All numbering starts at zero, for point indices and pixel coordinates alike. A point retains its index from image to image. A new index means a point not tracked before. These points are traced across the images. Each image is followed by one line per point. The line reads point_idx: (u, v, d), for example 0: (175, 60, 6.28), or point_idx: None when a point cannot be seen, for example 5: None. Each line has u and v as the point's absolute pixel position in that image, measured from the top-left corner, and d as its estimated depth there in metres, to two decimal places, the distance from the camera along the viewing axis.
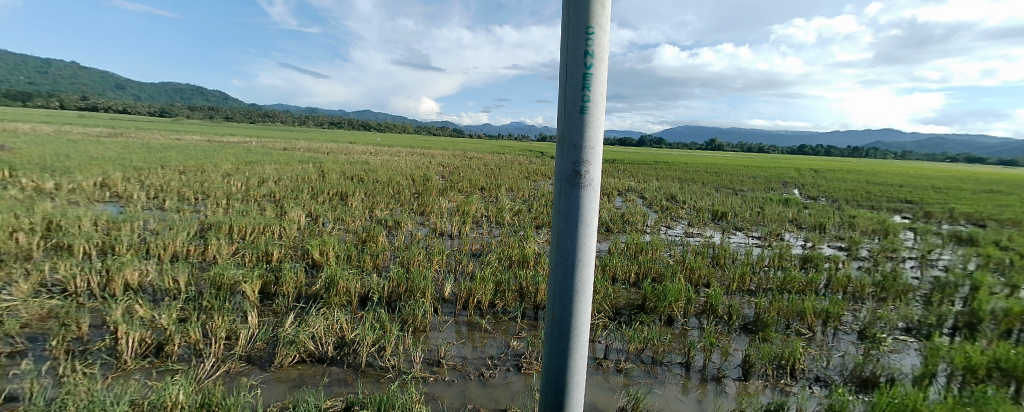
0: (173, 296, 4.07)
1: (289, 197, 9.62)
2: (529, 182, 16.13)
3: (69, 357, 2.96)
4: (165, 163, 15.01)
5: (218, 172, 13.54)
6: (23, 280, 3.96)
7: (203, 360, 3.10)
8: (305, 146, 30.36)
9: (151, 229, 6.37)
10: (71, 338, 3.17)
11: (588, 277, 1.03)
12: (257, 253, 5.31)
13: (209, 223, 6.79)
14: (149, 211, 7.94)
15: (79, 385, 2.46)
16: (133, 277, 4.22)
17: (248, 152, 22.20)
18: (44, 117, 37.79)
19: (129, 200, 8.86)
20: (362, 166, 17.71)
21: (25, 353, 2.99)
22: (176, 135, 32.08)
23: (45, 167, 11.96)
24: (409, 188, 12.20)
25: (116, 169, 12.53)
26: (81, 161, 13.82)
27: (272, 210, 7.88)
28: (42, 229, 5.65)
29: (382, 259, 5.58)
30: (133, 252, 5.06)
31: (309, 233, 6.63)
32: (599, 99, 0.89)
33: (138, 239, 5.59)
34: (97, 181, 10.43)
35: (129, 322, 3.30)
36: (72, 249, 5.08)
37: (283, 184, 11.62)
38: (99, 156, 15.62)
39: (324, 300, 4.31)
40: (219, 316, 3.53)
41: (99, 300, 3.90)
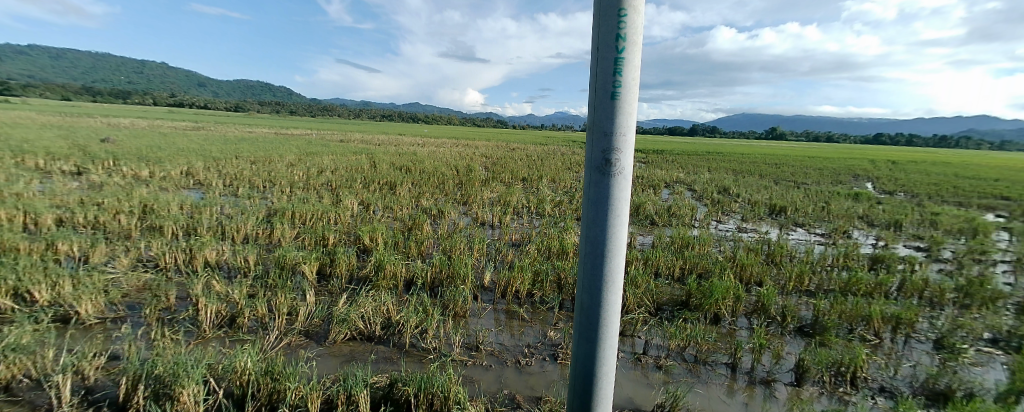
0: (246, 273, 4.54)
1: (344, 186, 10.23)
2: (571, 173, 15.92)
3: (161, 324, 3.41)
4: (239, 154, 16.52)
5: (282, 162, 14.71)
6: (125, 256, 4.61)
7: (268, 332, 3.46)
8: (359, 138, 32.15)
9: (228, 213, 7.06)
10: (162, 307, 3.64)
11: (620, 266, 1.02)
12: (315, 237, 5.74)
13: (276, 209, 7.44)
14: (225, 197, 8.83)
15: (166, 349, 2.83)
16: (211, 255, 4.74)
17: (308, 144, 23.77)
18: (142, 114, 43.06)
19: (208, 188, 9.89)
20: (410, 157, 18.38)
21: (125, 319, 3.48)
22: (245, 128, 34.84)
23: (143, 157, 13.66)
24: (453, 178, 12.51)
25: (199, 159, 14.01)
26: (171, 152, 15.66)
27: (329, 198, 8.44)
28: (139, 212, 6.50)
29: (426, 246, 5.82)
30: (212, 233, 5.69)
31: (361, 220, 7.04)
32: (631, 85, 0.87)
33: (215, 222, 6.25)
34: (184, 170, 11.75)
35: (208, 295, 3.73)
36: (163, 230, 5.80)
37: (338, 173, 12.40)
38: (185, 148, 17.58)
39: (373, 283, 4.61)
40: (282, 294, 3.90)
41: (184, 274, 4.43)
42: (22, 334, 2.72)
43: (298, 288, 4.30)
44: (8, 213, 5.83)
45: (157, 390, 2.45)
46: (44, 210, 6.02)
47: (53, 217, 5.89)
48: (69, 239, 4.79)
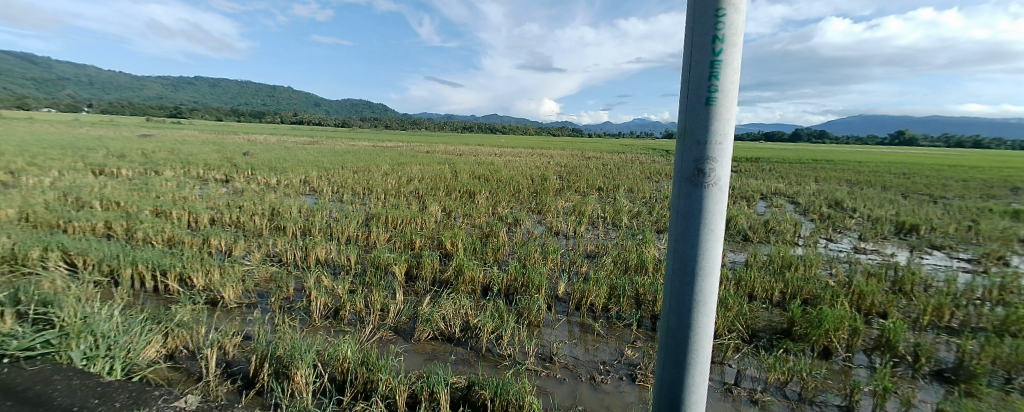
0: (348, 270, 5.13)
1: (429, 193, 11.02)
2: (651, 182, 15.12)
3: (283, 312, 3.99)
4: (344, 165, 18.88)
5: (378, 171, 16.43)
6: (259, 251, 5.53)
7: (365, 325, 3.84)
8: (442, 148, 34.53)
9: (334, 217, 8.07)
10: (283, 297, 4.26)
11: (714, 286, 0.94)
12: (404, 241, 6.27)
13: (372, 214, 8.29)
14: (333, 202, 10.14)
15: (285, 333, 3.30)
16: (321, 253, 5.45)
17: (399, 155, 26.22)
18: (274, 130, 51.74)
19: (319, 194, 11.44)
20: (488, 166, 19.17)
21: (256, 305, 4.14)
22: (348, 142, 39.44)
23: (274, 168, 16.36)
24: (528, 186, 12.71)
25: (313, 169, 16.30)
26: (294, 163, 18.49)
27: (416, 205, 9.17)
28: (270, 214, 7.78)
29: (502, 253, 5.98)
30: (322, 234, 6.56)
31: (443, 225, 7.51)
32: (729, 91, 0.83)
33: (325, 224, 7.18)
34: (302, 178, 13.78)
35: (318, 289, 4.28)
36: (287, 229, 6.85)
37: (424, 182, 13.43)
38: (304, 159, 20.64)
39: (453, 286, 4.87)
40: (376, 292, 4.31)
41: (301, 268, 5.16)
42: (186, 311, 3.37)
43: (389, 287, 4.73)
44: (181, 212, 7.39)
45: (277, 370, 2.89)
46: (204, 211, 7.49)
47: (210, 217, 7.30)
48: (220, 236, 5.90)
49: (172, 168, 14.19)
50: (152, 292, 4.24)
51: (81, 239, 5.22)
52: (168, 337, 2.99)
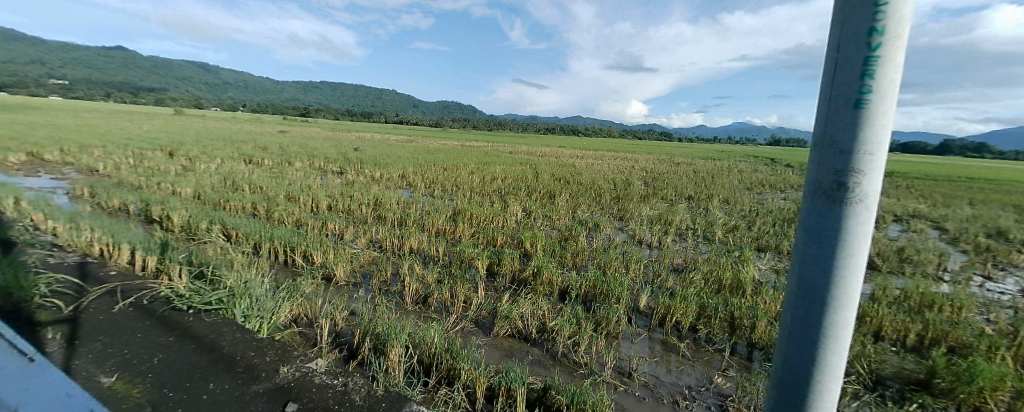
0: (437, 261, 5.49)
1: (510, 193, 11.30)
2: (750, 194, 13.54)
3: (381, 293, 4.40)
4: (435, 162, 20.26)
5: (465, 169, 17.33)
6: (364, 236, 6.21)
7: (449, 315, 4.05)
8: (524, 149, 35.19)
9: (426, 210, 8.72)
10: (382, 280, 4.70)
11: (848, 328, 0.74)
12: (487, 237, 6.51)
13: (458, 210, 8.76)
14: (425, 197, 10.97)
15: (382, 313, 3.61)
16: (414, 243, 5.92)
17: (484, 154, 27.35)
18: (377, 129, 57.92)
19: (413, 188, 12.47)
20: (568, 169, 19.00)
21: (360, 284, 4.63)
22: (436, 140, 42.26)
23: (377, 162, 18.25)
24: (610, 191, 12.30)
25: (409, 165, 17.82)
26: (393, 158, 20.41)
27: (498, 203, 9.47)
28: (373, 204, 8.71)
29: (581, 258, 5.86)
30: (416, 225, 7.16)
31: (524, 225, 7.63)
32: (888, 90, 0.63)
33: (418, 216, 7.81)
34: (400, 173, 15.14)
35: (411, 276, 4.63)
36: (387, 219, 7.60)
37: (507, 181, 13.81)
38: (401, 155, 22.66)
39: (532, 286, 4.89)
40: (461, 284, 4.51)
41: (397, 255, 5.66)
42: (308, 284, 3.89)
43: (472, 280, 4.93)
44: (306, 198, 8.66)
45: (376, 344, 3.17)
46: (322, 198, 8.65)
47: (327, 203, 8.41)
48: (334, 220, 6.75)
49: (300, 160, 16.67)
50: (283, 264, 5.01)
51: (235, 216, 6.39)
52: (294, 304, 3.45)
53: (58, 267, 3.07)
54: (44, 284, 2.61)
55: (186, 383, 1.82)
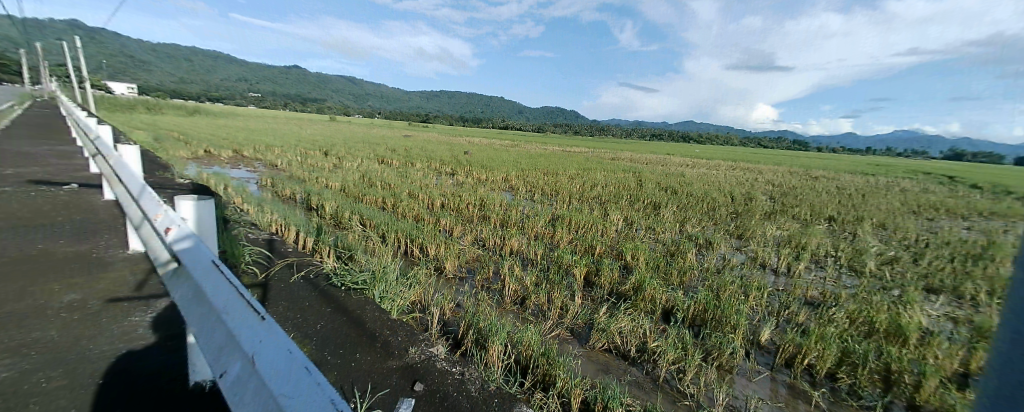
0: (536, 264, 5.59)
1: (611, 201, 10.95)
2: (925, 220, 10.72)
3: (483, 290, 4.64)
4: (537, 166, 20.69)
5: (565, 174, 17.35)
6: (470, 235, 6.69)
7: (547, 320, 4.05)
8: (627, 156, 33.73)
9: (527, 212, 9.02)
10: (485, 277, 4.96)
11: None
12: (586, 245, 6.42)
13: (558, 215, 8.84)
14: (526, 201, 11.32)
15: (484, 310, 3.78)
16: (515, 244, 6.16)
17: (585, 160, 27.00)
18: (483, 133, 61.63)
19: (516, 192, 12.95)
20: (677, 178, 17.61)
21: (466, 279, 4.97)
22: (535, 145, 43.28)
23: (484, 165, 19.42)
24: (727, 205, 11.01)
25: (512, 169, 18.53)
26: (498, 162, 21.47)
27: (598, 211, 9.27)
28: (479, 204, 9.34)
29: (689, 277, 5.35)
30: (518, 227, 7.45)
31: (625, 236, 7.30)
32: None
33: (519, 218, 8.11)
34: (504, 176, 15.87)
35: (511, 277, 4.80)
36: (491, 219, 8.08)
37: (608, 189, 13.42)
38: (505, 159, 23.70)
39: (632, 301, 4.62)
40: (558, 290, 4.50)
41: (499, 254, 5.94)
42: (423, 275, 4.31)
43: (569, 287, 4.89)
44: (423, 196, 9.72)
45: (477, 337, 3.32)
46: (437, 196, 9.62)
47: (441, 201, 9.32)
48: (446, 217, 7.44)
49: (419, 162, 18.76)
50: (403, 253, 5.68)
51: (370, 209, 7.51)
52: (413, 290, 3.84)
53: (255, 240, 3.98)
54: (244, 252, 3.39)
55: (338, 348, 2.16)
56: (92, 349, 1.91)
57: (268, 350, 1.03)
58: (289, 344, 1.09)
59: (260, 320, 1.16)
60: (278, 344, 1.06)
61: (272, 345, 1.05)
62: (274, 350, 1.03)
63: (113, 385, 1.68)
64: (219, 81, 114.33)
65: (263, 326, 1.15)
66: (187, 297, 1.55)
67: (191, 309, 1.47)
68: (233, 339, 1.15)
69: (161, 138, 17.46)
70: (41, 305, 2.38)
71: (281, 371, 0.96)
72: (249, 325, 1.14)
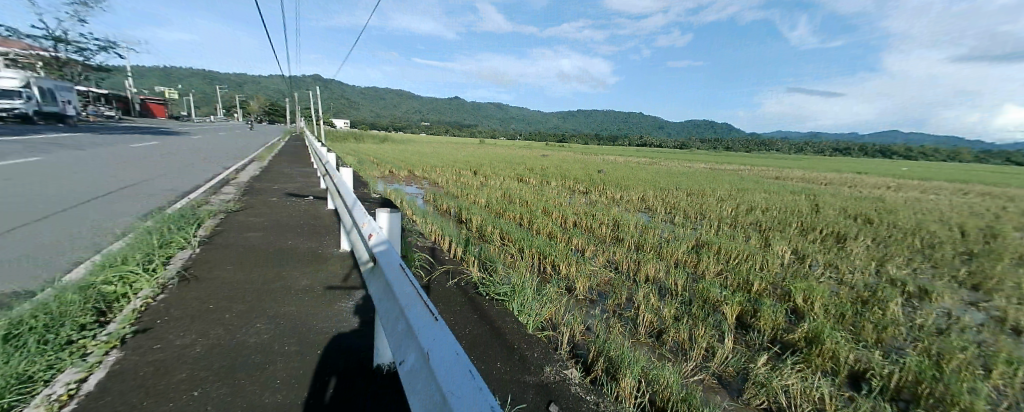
0: (674, 295, 5.18)
1: (774, 229, 9.29)
2: None
3: (614, 315, 4.52)
4: (678, 185, 19.02)
5: (713, 195, 15.45)
6: (603, 256, 6.68)
7: (687, 360, 3.64)
8: (798, 175, 27.92)
9: (665, 237, 8.51)
10: (617, 303, 4.84)
11: None
12: (739, 280, 5.65)
13: (703, 242, 8.07)
14: (665, 223, 10.59)
15: (617, 339, 3.65)
16: (652, 272, 5.88)
17: (740, 179, 23.45)
18: (619, 151, 60.02)
19: (653, 213, 12.21)
20: (876, 204, 13.71)
21: (597, 302, 4.91)
22: (676, 161, 39.97)
23: (619, 184, 18.89)
24: (964, 243, 8.03)
25: (650, 188, 17.50)
26: (634, 180, 20.59)
27: (755, 239, 8.02)
28: (613, 225, 9.25)
29: (892, 334, 4.10)
30: (656, 253, 7.09)
31: (792, 272, 6.10)
32: None
33: (657, 243, 7.70)
34: (640, 195, 15.13)
35: (647, 306, 4.57)
36: (626, 242, 7.90)
37: (770, 214, 11.41)
38: (642, 177, 22.54)
39: (801, 353, 3.80)
40: (703, 328, 4.06)
41: (633, 281, 5.71)
42: (556, 294, 4.47)
43: (717, 327, 4.35)
44: (558, 214, 10.14)
45: (608, 366, 3.21)
46: (570, 215, 9.96)
47: (574, 220, 9.62)
48: (579, 237, 7.61)
49: (554, 180, 19.56)
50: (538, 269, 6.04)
51: (510, 225, 8.28)
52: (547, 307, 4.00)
53: (421, 251, 4.86)
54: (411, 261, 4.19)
55: (483, 355, 2.43)
56: (317, 325, 2.70)
57: (442, 349, 1.22)
58: (455, 346, 1.26)
59: (435, 320, 1.39)
60: (447, 345, 1.25)
61: (443, 346, 1.25)
62: (445, 350, 1.22)
63: (329, 353, 2.31)
64: (395, 113, 142.19)
65: (436, 325, 1.38)
66: (379, 291, 1.97)
67: (382, 302, 1.86)
68: (414, 334, 1.40)
69: (362, 161, 22.83)
70: (291, 288, 3.46)
71: (449, 370, 1.13)
72: (426, 323, 1.38)
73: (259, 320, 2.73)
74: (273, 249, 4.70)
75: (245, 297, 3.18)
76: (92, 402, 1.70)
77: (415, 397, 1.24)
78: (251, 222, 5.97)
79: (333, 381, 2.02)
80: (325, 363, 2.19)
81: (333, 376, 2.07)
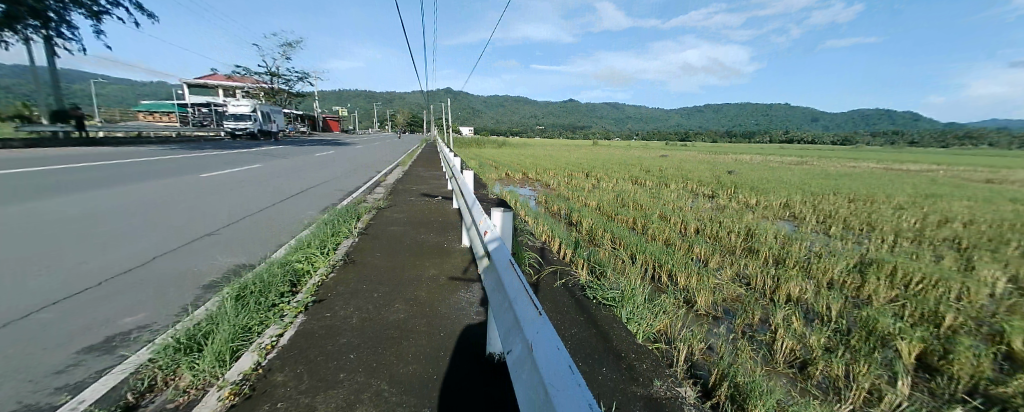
0: (824, 322, 4.45)
1: (989, 249, 6.99)
2: None
3: (743, 337, 4.13)
4: (840, 189, 15.53)
5: (893, 202, 12.21)
6: (730, 268, 6.12)
7: (839, 400, 3.11)
8: None
9: (815, 250, 7.28)
10: (747, 323, 4.41)
11: None
12: (922, 309, 4.57)
13: (870, 260, 6.66)
14: (815, 234, 8.94)
15: (746, 363, 3.35)
16: (794, 291, 5.17)
17: (942, 183, 17.81)
18: (757, 149, 51.54)
19: (800, 221, 10.33)
20: None
21: (722, 319, 4.56)
22: (842, 159, 32.41)
23: (755, 187, 16.42)
24: None
25: (797, 191, 14.73)
26: (777, 182, 17.57)
27: (954, 260, 6.25)
28: (745, 234, 8.33)
29: None
30: (799, 269, 6.19)
31: (1012, 309, 4.63)
32: None
33: (802, 257, 6.66)
34: (783, 200, 12.92)
35: (786, 331, 4.09)
36: (760, 253, 7.05)
37: (985, 229, 8.54)
38: (788, 179, 19.00)
39: None
40: (863, 365, 3.47)
41: (768, 300, 5.11)
42: (674, 307, 4.32)
43: (885, 365, 3.60)
44: (677, 219, 9.53)
45: (734, 394, 2.89)
46: (692, 221, 9.26)
47: (695, 226, 8.93)
48: (700, 245, 7.10)
49: (675, 182, 18.15)
50: (651, 275, 5.91)
51: (622, 228, 8.19)
52: (661, 319, 3.90)
53: (533, 251, 5.32)
54: (524, 260, 4.67)
55: (591, 360, 2.57)
56: (440, 311, 3.37)
57: (544, 344, 1.41)
58: (557, 342, 1.41)
59: (538, 315, 1.59)
60: (549, 341, 1.40)
61: (546, 341, 1.41)
62: (548, 346, 1.37)
63: (456, 336, 2.90)
64: (511, 118, 150.22)
65: (540, 320, 1.58)
66: (492, 284, 2.33)
67: (494, 293, 2.22)
68: (522, 327, 1.64)
69: (482, 165, 25.01)
70: (419, 276, 4.29)
71: (552, 365, 1.26)
72: (531, 319, 1.60)
73: (398, 302, 3.53)
74: (408, 241, 5.72)
75: (386, 282, 4.08)
76: (281, 353, 2.56)
77: (517, 382, 1.50)
78: (394, 218, 7.33)
79: (454, 364, 2.49)
80: (452, 344, 2.77)
81: (454, 354, 2.64)
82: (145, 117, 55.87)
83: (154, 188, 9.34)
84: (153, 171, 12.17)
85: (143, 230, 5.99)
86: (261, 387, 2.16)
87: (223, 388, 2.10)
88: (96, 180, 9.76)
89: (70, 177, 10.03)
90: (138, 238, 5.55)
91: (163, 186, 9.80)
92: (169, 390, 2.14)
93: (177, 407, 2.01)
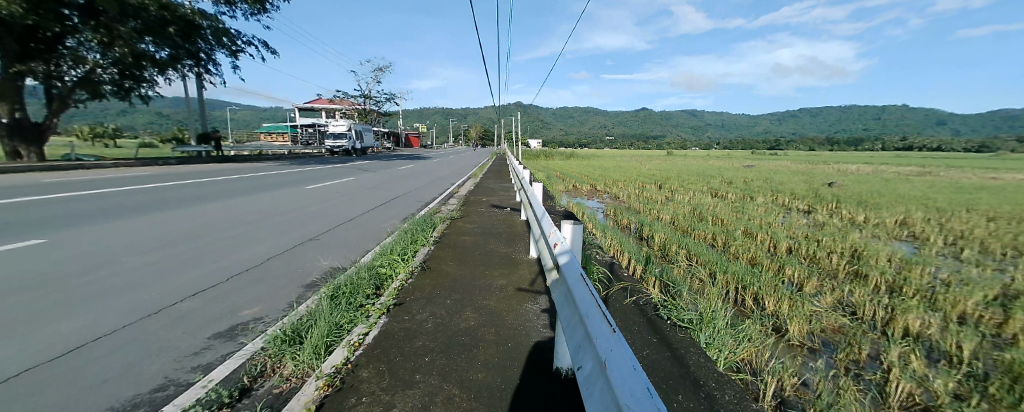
0: (954, 364, 3.81)
1: None
2: None
3: (847, 374, 3.69)
4: (980, 204, 12.87)
5: None
6: (830, 295, 5.52)
7: None
8: None
9: (942, 278, 6.22)
10: (853, 359, 3.94)
11: None
12: None
13: (1020, 292, 5.53)
14: (944, 258, 7.59)
15: (851, 404, 3.02)
16: (915, 324, 4.50)
17: None
18: (867, 157, 44.53)
19: (923, 242, 8.79)
20: None
21: (821, 353, 4.11)
22: (989, 166, 26.56)
23: (862, 201, 14.31)
24: None
25: (920, 207, 12.50)
26: (892, 196, 15.09)
27: None
28: (848, 255, 7.41)
29: None
30: (921, 298, 5.36)
31: None
32: None
33: (925, 285, 5.75)
34: (900, 217, 11.08)
35: (903, 370, 3.61)
36: (868, 278, 6.21)
37: None
38: (909, 192, 16.17)
39: None
40: None
41: (879, 334, 4.51)
42: (760, 336, 4.04)
43: None
44: (764, 236, 8.77)
45: None
46: (783, 239, 8.44)
47: (787, 245, 8.12)
48: (792, 267, 6.50)
49: (762, 195, 16.58)
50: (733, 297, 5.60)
51: (699, 245, 7.82)
52: (745, 347, 3.69)
53: (602, 266, 5.43)
54: (593, 275, 4.83)
55: (667, 385, 2.50)
56: (508, 321, 3.70)
57: (618, 362, 1.34)
58: (632, 362, 1.33)
59: (612, 332, 1.56)
60: (625, 361, 1.33)
61: (621, 359, 1.34)
62: (622, 365, 1.30)
63: (524, 348, 3.18)
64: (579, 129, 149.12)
65: (614, 337, 1.54)
66: (562, 298, 2.53)
67: (562, 309, 2.43)
68: (594, 343, 1.63)
69: (549, 177, 25.38)
70: (489, 285, 4.69)
71: (628, 387, 1.15)
72: (604, 335, 1.57)
73: (469, 311, 3.94)
74: (480, 252, 6.19)
75: (459, 291, 4.51)
76: (368, 350, 3.08)
77: (589, 402, 1.52)
78: (468, 228, 7.93)
79: (518, 376, 2.74)
80: (521, 356, 3.05)
81: (522, 365, 2.91)
82: (267, 138, 66.61)
83: (268, 199, 11.24)
84: (266, 184, 14.50)
85: (263, 234, 7.34)
86: (347, 380, 2.63)
87: (319, 378, 2.60)
88: (224, 193, 11.91)
89: (213, 189, 12.51)
90: (257, 242, 6.80)
91: (274, 197, 11.73)
92: (276, 376, 2.75)
93: (281, 392, 2.57)
